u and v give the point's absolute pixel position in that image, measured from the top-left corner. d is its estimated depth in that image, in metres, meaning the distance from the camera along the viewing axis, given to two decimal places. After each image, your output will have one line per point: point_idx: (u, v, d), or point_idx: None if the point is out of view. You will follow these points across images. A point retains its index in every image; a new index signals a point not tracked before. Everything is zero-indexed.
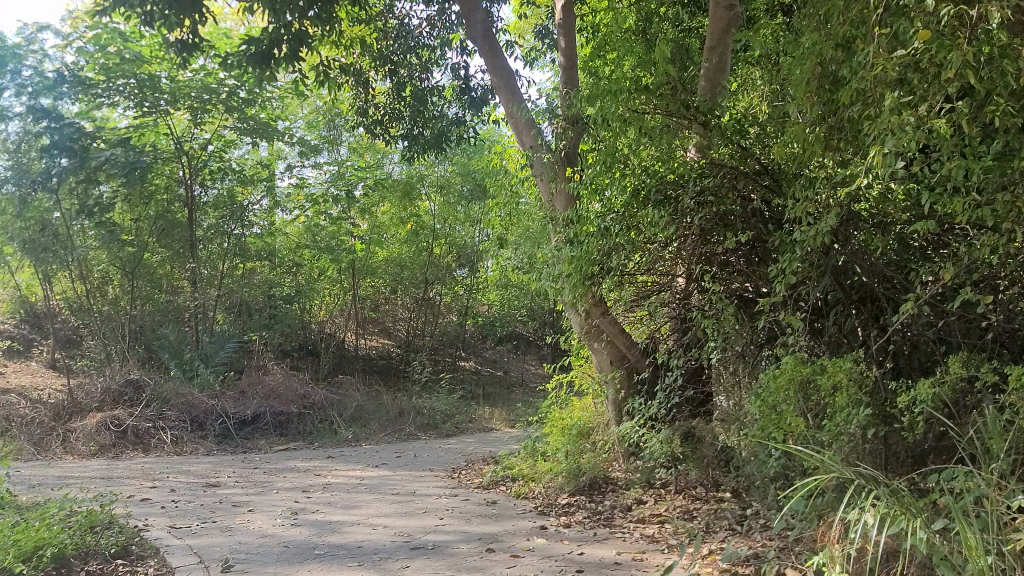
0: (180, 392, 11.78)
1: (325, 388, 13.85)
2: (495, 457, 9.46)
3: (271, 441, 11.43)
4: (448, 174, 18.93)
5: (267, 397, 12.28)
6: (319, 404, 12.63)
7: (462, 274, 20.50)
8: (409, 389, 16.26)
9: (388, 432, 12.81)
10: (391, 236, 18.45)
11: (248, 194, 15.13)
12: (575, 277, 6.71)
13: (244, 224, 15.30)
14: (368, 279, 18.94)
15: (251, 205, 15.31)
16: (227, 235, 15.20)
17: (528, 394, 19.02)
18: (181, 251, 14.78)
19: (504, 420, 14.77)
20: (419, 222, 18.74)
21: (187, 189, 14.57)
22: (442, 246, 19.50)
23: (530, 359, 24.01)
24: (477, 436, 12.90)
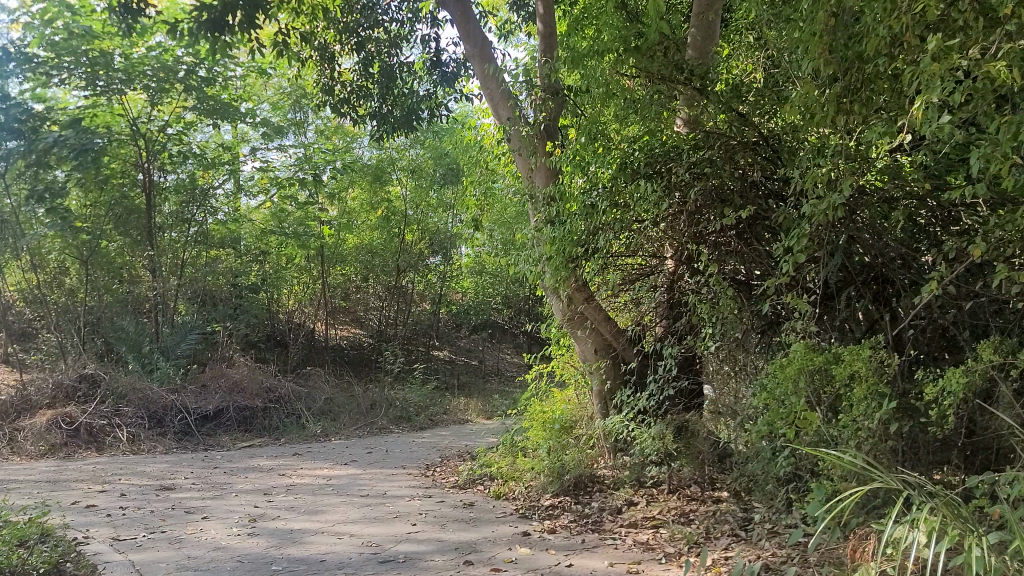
0: (137, 387, 11.14)
1: (293, 380, 13.26)
2: (471, 453, 8.94)
3: (234, 438, 10.84)
4: (420, 157, 18.27)
5: (231, 391, 11.67)
6: (287, 398, 12.05)
7: (435, 261, 19.91)
8: (381, 380, 15.69)
9: (359, 425, 12.26)
10: (361, 222, 17.83)
11: (210, 180, 14.53)
12: (557, 260, 6.23)
13: (207, 209, 14.74)
14: (338, 267, 18.32)
15: (214, 190, 14.71)
16: (189, 222, 14.63)
17: (504, 384, 18.53)
18: (141, 239, 14.08)
19: (480, 411, 14.26)
20: (391, 208, 18.13)
21: (145, 173, 13.83)
22: (414, 232, 18.91)
23: (506, 347, 23.49)
24: (452, 429, 12.37)
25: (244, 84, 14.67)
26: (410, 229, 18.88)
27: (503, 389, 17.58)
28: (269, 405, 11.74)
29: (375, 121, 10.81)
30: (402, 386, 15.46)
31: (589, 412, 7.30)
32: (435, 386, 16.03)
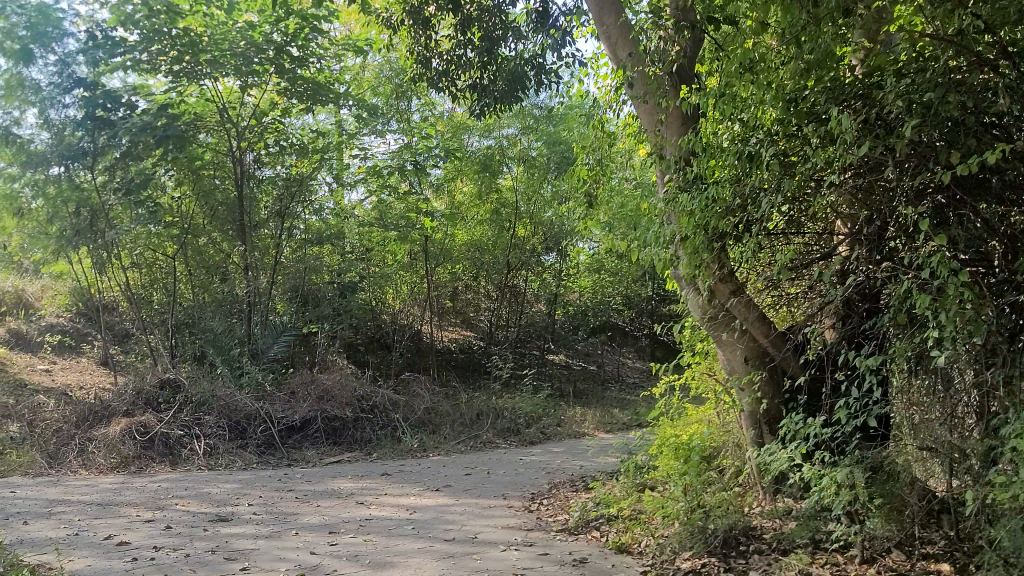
0: (221, 395, 10.21)
1: (391, 388, 12.10)
2: (589, 479, 7.43)
3: (322, 452, 9.72)
4: (534, 148, 17.02)
5: (321, 399, 10.58)
6: (383, 407, 10.86)
7: (550, 259, 18.53)
8: (489, 387, 14.41)
9: (462, 439, 10.97)
10: (470, 217, 16.84)
11: (316, 176, 13.63)
12: (698, 235, 4.72)
13: (311, 206, 13.86)
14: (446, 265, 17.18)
15: (318, 187, 13.80)
16: (290, 218, 13.75)
17: (625, 392, 16.92)
18: (235, 232, 13.32)
19: (599, 423, 12.75)
20: (502, 201, 16.97)
21: (240, 163, 13.07)
22: (526, 228, 17.62)
23: (627, 352, 21.83)
24: (566, 445, 10.92)
25: (341, 66, 13.69)
26: (522, 223, 17.55)
27: (622, 399, 16.02)
28: (364, 414, 10.58)
29: (476, 96, 9.52)
30: (512, 394, 14.13)
31: (737, 437, 5.72)
32: (548, 394, 14.63)
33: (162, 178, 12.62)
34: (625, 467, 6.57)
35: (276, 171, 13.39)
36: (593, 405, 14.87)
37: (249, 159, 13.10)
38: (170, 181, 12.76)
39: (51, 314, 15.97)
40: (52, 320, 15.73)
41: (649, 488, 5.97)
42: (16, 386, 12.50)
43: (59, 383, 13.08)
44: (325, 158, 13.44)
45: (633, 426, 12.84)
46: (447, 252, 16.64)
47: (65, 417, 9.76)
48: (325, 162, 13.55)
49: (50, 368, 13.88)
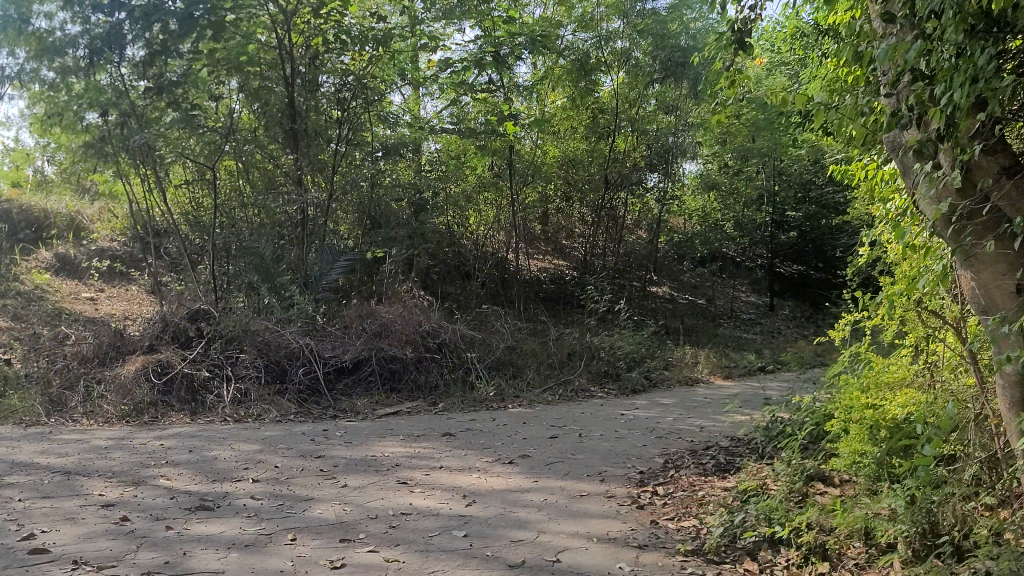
0: (259, 330, 8.54)
1: (466, 324, 10.22)
2: (724, 456, 5.32)
3: (376, 400, 7.94)
4: (635, 48, 14.78)
5: (378, 336, 8.80)
6: (454, 344, 9.02)
7: (654, 181, 16.09)
8: (583, 322, 12.43)
9: (549, 386, 9.02)
10: (562, 131, 15.05)
11: (386, 83, 11.83)
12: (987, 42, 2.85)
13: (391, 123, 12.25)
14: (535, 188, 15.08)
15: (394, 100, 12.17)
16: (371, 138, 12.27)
17: (742, 331, 14.65)
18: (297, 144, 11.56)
19: (715, 368, 10.64)
20: (599, 107, 15.00)
21: (298, 74, 11.24)
22: (627, 140, 15.38)
23: (741, 285, 19.43)
24: (677, 396, 8.89)
25: None
26: (621, 134, 15.28)
27: (739, 338, 13.80)
28: (430, 355, 8.71)
29: None
30: (611, 330, 12.12)
31: (983, 414, 3.48)
32: (652, 331, 12.56)
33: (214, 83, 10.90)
34: (786, 448, 4.51)
35: (339, 78, 11.42)
36: (706, 345, 12.73)
37: (305, 72, 11.23)
38: (225, 88, 11.03)
39: (109, 239, 14.78)
40: (109, 244, 14.52)
41: (838, 496, 3.84)
42: (53, 316, 11.14)
43: (103, 313, 11.68)
44: (394, 60, 11.53)
45: (756, 372, 10.70)
46: (537, 168, 14.66)
47: (81, 353, 8.28)
48: (396, 70, 11.76)
49: (95, 297, 12.53)
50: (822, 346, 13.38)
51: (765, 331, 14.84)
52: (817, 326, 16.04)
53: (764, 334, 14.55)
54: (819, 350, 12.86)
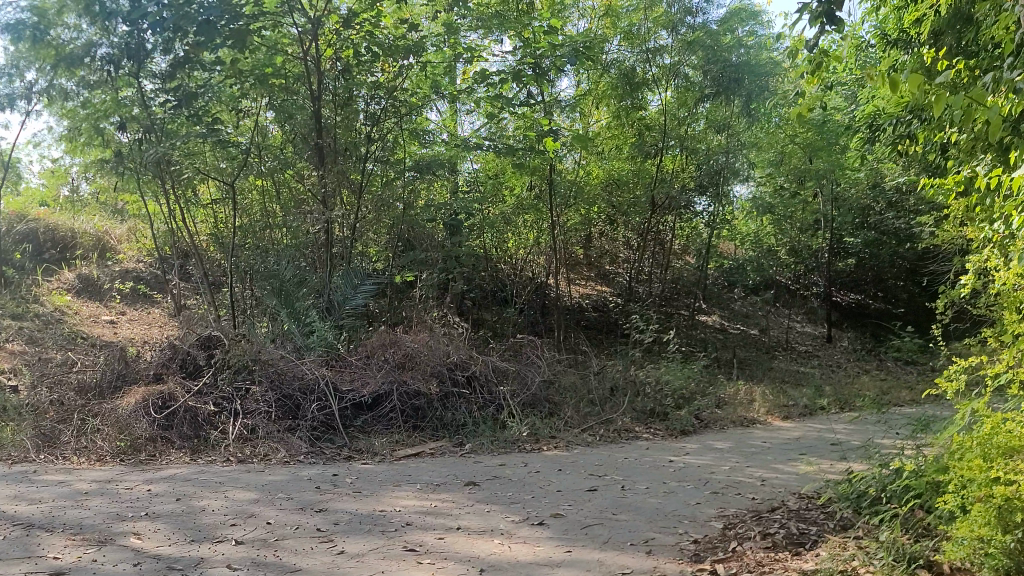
0: (274, 361, 7.86)
1: (501, 356, 9.45)
2: (795, 524, 4.45)
3: (397, 439, 7.18)
4: (689, 68, 14.08)
5: (403, 368, 8.06)
6: (485, 378, 8.25)
7: (702, 207, 15.30)
8: (628, 353, 11.58)
9: (590, 426, 8.19)
10: (607, 152, 14.29)
11: (428, 102, 11.27)
12: None
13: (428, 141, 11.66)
14: (580, 212, 14.32)
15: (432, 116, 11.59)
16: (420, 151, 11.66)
17: (800, 365, 13.66)
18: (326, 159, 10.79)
19: (771, 406, 9.71)
20: (647, 125, 13.97)
21: (329, 92, 10.69)
22: (676, 160, 14.65)
23: (796, 314, 18.41)
24: (731, 439, 8.00)
25: None
26: (669, 155, 14.57)
27: (795, 373, 12.83)
28: (458, 390, 7.94)
29: None
30: (657, 363, 11.26)
31: None
32: (702, 364, 11.66)
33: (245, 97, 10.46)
34: (892, 527, 3.64)
35: (373, 97, 10.86)
36: (760, 380, 11.79)
37: (337, 93, 10.68)
38: (257, 102, 10.58)
39: (136, 260, 14.31)
40: (136, 266, 14.05)
41: None
42: (68, 339, 10.60)
43: (121, 337, 11.13)
44: (431, 77, 11.00)
45: (817, 412, 9.75)
46: (581, 189, 13.90)
47: (83, 383, 7.66)
48: (435, 88, 11.11)
49: (116, 321, 12.02)
50: (886, 383, 12.36)
51: (823, 365, 13.84)
52: (879, 359, 14.97)
53: (821, 368, 13.55)
54: (884, 387, 11.84)
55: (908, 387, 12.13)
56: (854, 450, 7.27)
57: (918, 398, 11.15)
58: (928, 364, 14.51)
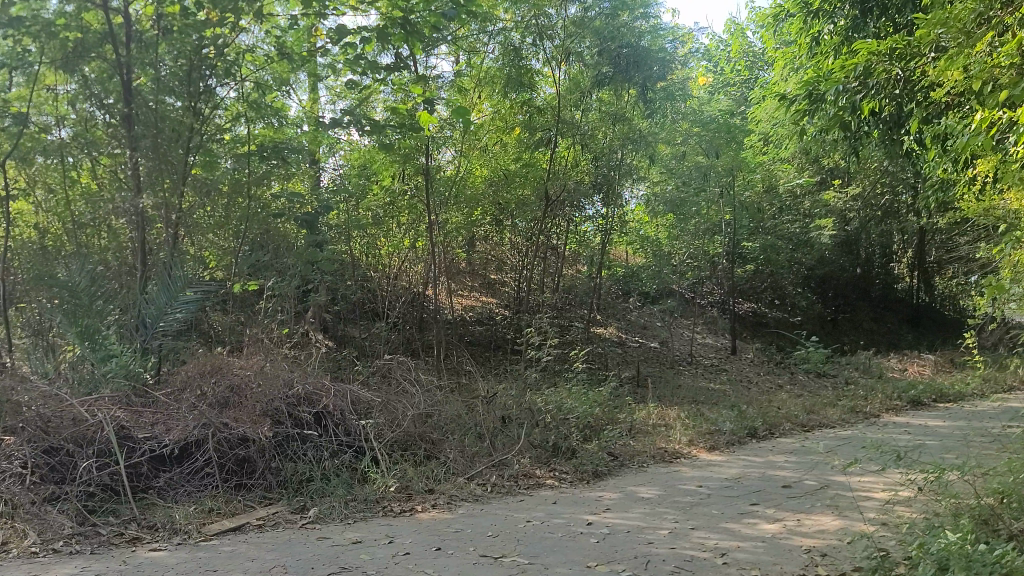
0: (42, 397, 5.67)
1: (362, 383, 7.50)
2: None
3: (211, 507, 5.13)
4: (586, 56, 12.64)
5: (226, 403, 6.00)
6: (340, 414, 6.28)
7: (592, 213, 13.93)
8: (520, 374, 9.83)
9: (477, 471, 6.35)
10: (491, 148, 12.36)
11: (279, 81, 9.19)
12: None
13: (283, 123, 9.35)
14: (465, 218, 12.57)
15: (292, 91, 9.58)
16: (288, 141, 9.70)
17: (709, 381, 12.25)
18: (160, 148, 8.46)
19: (695, 434, 8.12)
20: (536, 119, 12.44)
21: (159, 65, 8.38)
22: (570, 152, 13.13)
23: (694, 325, 17.14)
24: (658, 482, 6.33)
25: None
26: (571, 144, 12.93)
27: (707, 391, 11.37)
28: (301, 432, 5.90)
29: None
30: (556, 386, 9.55)
31: None
32: (606, 385, 10.02)
33: (46, 70, 8.20)
34: None
35: (216, 80, 8.63)
36: (672, 401, 10.24)
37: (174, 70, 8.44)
38: (58, 76, 8.33)
39: None
40: None
41: None
42: None
43: None
44: (288, 61, 8.86)
45: (748, 440, 8.22)
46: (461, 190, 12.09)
47: None
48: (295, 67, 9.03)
49: None
50: (806, 399, 11.04)
51: (734, 381, 12.46)
52: (790, 372, 13.75)
53: (733, 384, 12.16)
54: (807, 404, 10.49)
55: (832, 402, 10.84)
56: (816, 496, 5.68)
57: (847, 417, 9.84)
58: (840, 376, 13.38)
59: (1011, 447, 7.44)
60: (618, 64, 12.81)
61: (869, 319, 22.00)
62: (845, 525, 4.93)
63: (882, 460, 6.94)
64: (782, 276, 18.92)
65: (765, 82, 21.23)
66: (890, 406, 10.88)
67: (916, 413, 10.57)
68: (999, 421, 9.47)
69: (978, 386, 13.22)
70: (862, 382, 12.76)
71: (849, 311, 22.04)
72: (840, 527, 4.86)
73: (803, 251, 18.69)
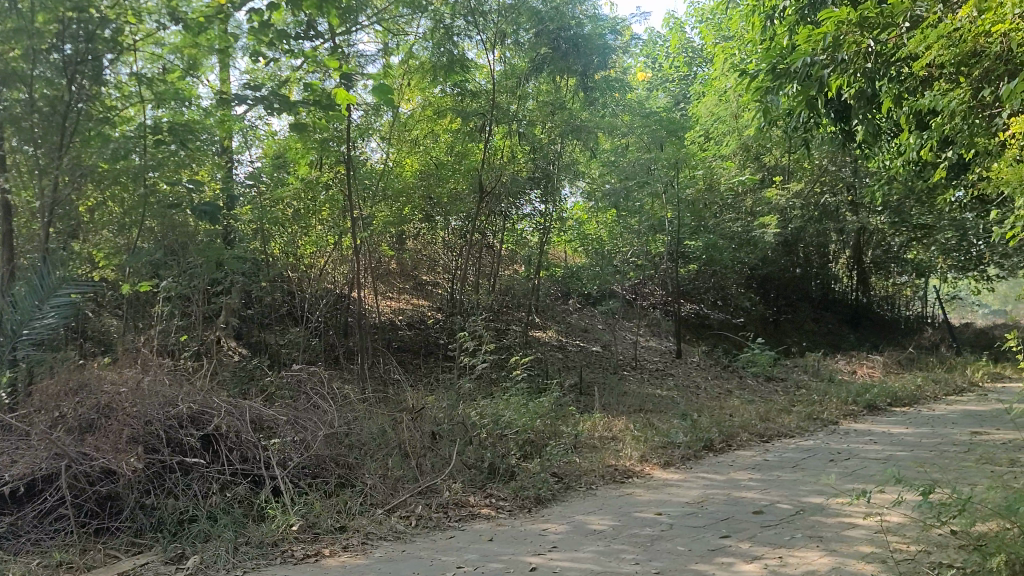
0: None
1: (268, 400, 6.49)
2: None
3: (63, 562, 4.11)
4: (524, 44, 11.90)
5: (91, 428, 4.94)
6: (234, 436, 5.27)
7: (530, 212, 13.21)
8: (453, 383, 8.92)
9: (400, 502, 5.41)
10: (424, 140, 11.65)
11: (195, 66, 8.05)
12: None
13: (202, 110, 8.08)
14: (391, 215, 11.44)
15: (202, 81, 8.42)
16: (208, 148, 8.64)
17: (655, 388, 11.50)
18: (51, 138, 7.28)
19: (647, 448, 7.30)
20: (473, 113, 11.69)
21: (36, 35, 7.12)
22: (505, 143, 12.29)
23: (637, 328, 16.43)
24: (611, 510, 5.48)
25: None
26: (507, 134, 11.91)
27: (654, 398, 10.61)
28: (183, 461, 4.88)
29: None
30: (491, 396, 8.65)
31: None
32: (547, 394, 9.16)
33: None
34: None
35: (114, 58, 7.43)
36: (618, 411, 9.44)
37: (74, 50, 7.11)
38: None
39: None
40: None
41: None
42: None
43: None
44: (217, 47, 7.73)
45: (704, 454, 7.44)
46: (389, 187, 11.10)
47: None
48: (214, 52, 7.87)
49: None
50: (759, 406, 10.36)
51: (681, 386, 11.74)
52: (738, 376, 13.11)
53: (681, 390, 11.43)
54: (761, 411, 9.80)
55: (787, 408, 10.17)
56: (793, 526, 4.91)
57: (805, 425, 9.17)
58: (790, 380, 12.79)
59: (988, 458, 6.81)
60: (561, 50, 12.02)
61: (809, 320, 21.65)
62: (837, 565, 4.14)
63: (856, 476, 6.22)
64: (724, 276, 18.36)
65: (705, 78, 20.71)
66: (847, 411, 10.25)
67: (874, 419, 9.97)
68: (963, 426, 8.91)
69: (930, 388, 12.77)
70: (813, 386, 12.17)
71: (791, 312, 21.62)
72: (833, 568, 4.08)
73: (747, 250, 18.08)
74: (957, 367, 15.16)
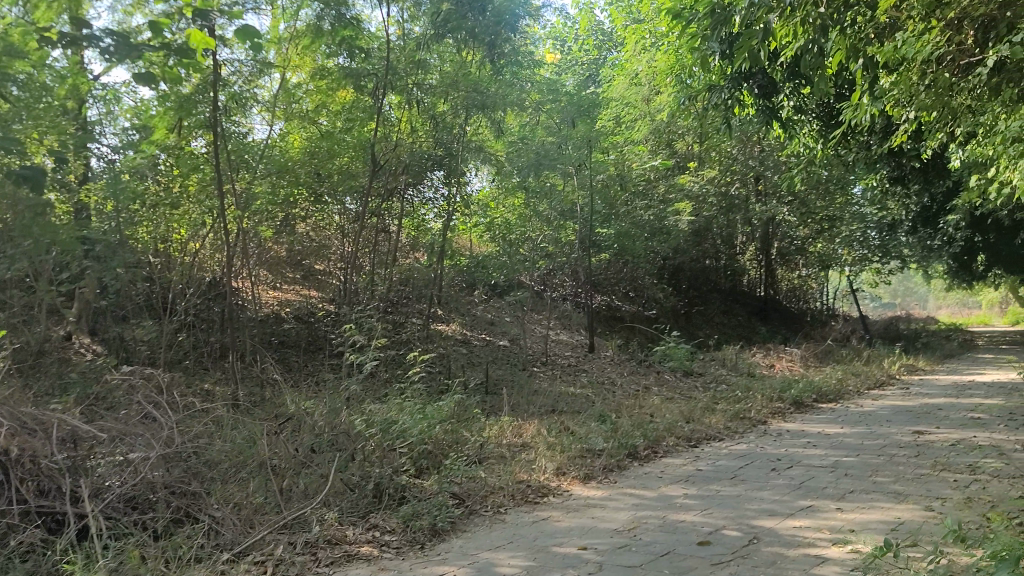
0: None
1: (94, 413, 5.19)
2: None
3: None
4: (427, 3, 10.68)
5: None
6: (32, 463, 4.13)
7: (434, 198, 12.05)
8: (339, 384, 7.71)
9: (254, 540, 4.24)
10: (318, 114, 10.40)
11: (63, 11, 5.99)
12: None
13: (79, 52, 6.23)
14: (280, 194, 10.21)
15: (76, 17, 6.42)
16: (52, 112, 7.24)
17: (568, 385, 10.52)
18: None
19: (563, 459, 6.27)
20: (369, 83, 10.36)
21: None
22: (408, 119, 11.11)
23: (547, 321, 15.47)
24: (524, 543, 4.41)
25: None
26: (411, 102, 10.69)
27: (567, 397, 9.61)
28: None
29: None
30: (383, 399, 7.49)
31: None
32: (448, 395, 8.04)
33: None
34: None
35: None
36: (528, 414, 8.39)
37: None
38: None
39: None
40: None
41: None
42: None
43: None
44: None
45: (628, 464, 6.46)
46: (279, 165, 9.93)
47: None
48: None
49: None
50: (681, 404, 9.49)
51: (595, 383, 10.80)
52: (654, 371, 12.26)
53: (595, 387, 10.49)
54: (683, 410, 8.93)
55: (711, 407, 9.33)
56: (749, 561, 3.93)
57: (733, 425, 8.32)
58: (709, 376, 12.03)
59: (944, 464, 6.03)
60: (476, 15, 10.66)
61: (720, 312, 21.14)
62: None
63: (805, 491, 5.34)
64: (636, 266, 17.58)
65: (615, 61, 19.95)
66: (774, 409, 9.49)
67: (802, 416, 9.22)
68: (900, 424, 8.19)
69: (851, 382, 12.20)
70: (733, 381, 11.41)
71: (703, 305, 21.08)
72: None
73: (660, 240, 17.36)
74: (873, 360, 14.74)
